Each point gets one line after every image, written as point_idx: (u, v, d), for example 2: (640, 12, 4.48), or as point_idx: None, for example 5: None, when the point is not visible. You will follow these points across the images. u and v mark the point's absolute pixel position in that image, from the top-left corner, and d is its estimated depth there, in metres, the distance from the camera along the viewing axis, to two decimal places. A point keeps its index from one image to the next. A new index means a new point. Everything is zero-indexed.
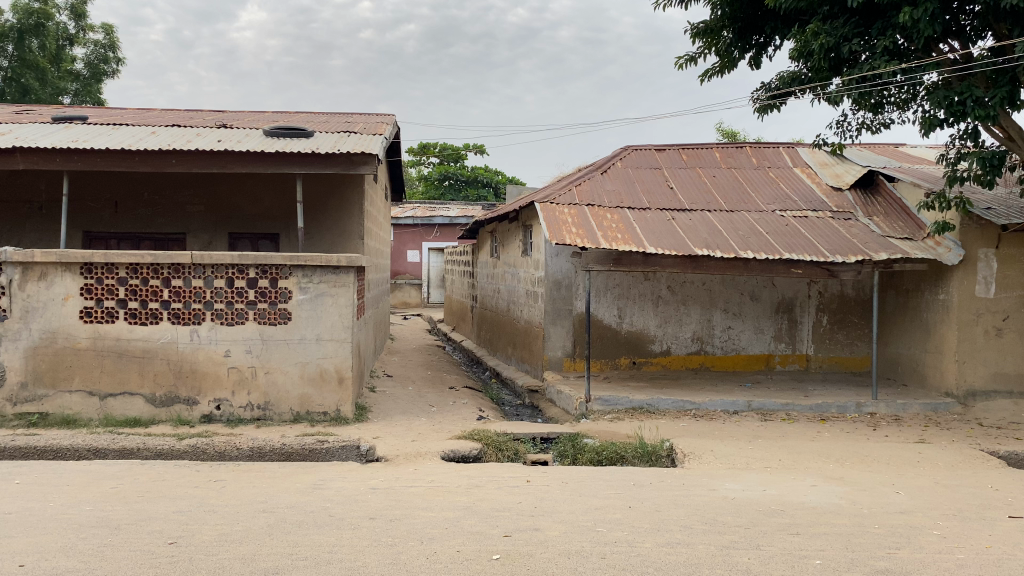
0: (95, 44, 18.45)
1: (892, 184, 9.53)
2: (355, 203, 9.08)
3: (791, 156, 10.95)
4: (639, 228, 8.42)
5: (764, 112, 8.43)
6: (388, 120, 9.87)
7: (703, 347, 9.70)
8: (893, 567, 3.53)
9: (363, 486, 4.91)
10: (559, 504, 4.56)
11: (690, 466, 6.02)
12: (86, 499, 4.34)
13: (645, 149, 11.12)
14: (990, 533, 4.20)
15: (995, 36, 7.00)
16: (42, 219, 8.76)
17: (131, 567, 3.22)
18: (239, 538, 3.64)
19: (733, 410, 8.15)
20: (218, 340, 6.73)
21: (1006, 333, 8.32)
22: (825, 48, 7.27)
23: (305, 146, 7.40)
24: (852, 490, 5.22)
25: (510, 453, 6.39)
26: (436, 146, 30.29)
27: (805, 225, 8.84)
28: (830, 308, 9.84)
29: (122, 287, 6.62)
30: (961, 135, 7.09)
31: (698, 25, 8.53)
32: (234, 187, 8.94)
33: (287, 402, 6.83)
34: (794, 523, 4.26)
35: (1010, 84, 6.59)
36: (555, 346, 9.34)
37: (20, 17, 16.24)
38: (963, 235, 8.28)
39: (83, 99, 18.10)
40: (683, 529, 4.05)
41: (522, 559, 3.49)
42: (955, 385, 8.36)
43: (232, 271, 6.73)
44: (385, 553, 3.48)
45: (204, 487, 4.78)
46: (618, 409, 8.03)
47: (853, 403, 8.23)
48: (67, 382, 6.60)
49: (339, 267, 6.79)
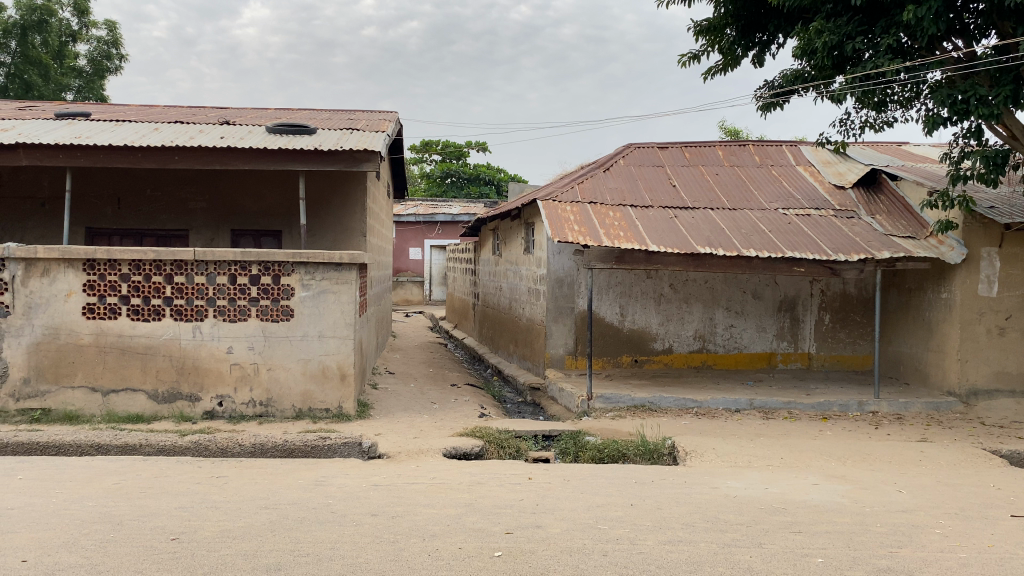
0: (98, 41, 18.47)
1: (896, 183, 9.52)
2: (358, 200, 9.09)
3: (794, 154, 10.92)
4: (642, 226, 8.41)
5: (767, 110, 8.42)
6: (391, 117, 9.88)
7: (705, 345, 9.70)
8: (895, 566, 3.53)
9: (365, 483, 4.92)
10: (561, 501, 4.56)
11: (691, 464, 6.02)
12: (88, 494, 4.36)
13: (648, 147, 11.09)
14: (993, 532, 4.19)
15: (999, 35, 6.99)
16: (45, 215, 8.77)
17: (134, 563, 3.23)
18: (241, 535, 3.65)
19: (735, 408, 8.15)
20: (220, 337, 6.74)
21: (1009, 332, 8.31)
22: (829, 46, 7.24)
23: (308, 143, 7.41)
24: (854, 488, 5.22)
25: (512, 450, 6.40)
26: (438, 144, 30.28)
27: (808, 223, 8.82)
28: (832, 307, 9.84)
29: (124, 284, 6.64)
30: (964, 134, 7.06)
31: (701, 22, 8.51)
32: (237, 184, 8.95)
33: (290, 398, 6.85)
34: (796, 521, 4.26)
35: (1013, 82, 6.58)
36: (557, 344, 9.34)
37: (24, 13, 16.27)
38: (966, 233, 8.26)
39: (87, 96, 18.13)
40: (684, 526, 4.06)
41: (524, 556, 3.50)
42: (957, 383, 8.35)
43: (235, 268, 6.74)
44: (387, 550, 3.49)
45: (206, 483, 4.79)
46: (619, 406, 8.04)
47: (855, 402, 8.21)
48: (70, 378, 6.62)
49: (341, 264, 6.80)
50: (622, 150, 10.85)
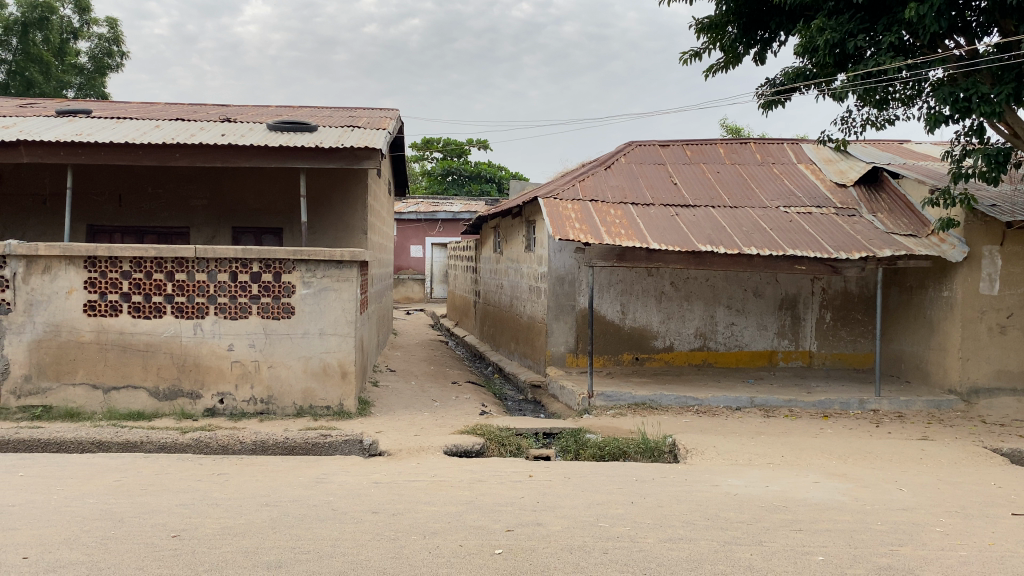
0: (99, 38, 18.48)
1: (897, 181, 9.50)
2: (358, 197, 9.08)
3: (795, 152, 10.90)
4: (643, 224, 8.41)
5: (768, 108, 8.40)
6: (392, 114, 9.87)
7: (706, 343, 9.70)
8: (896, 564, 3.52)
9: (366, 480, 4.93)
10: (561, 499, 4.57)
11: (692, 462, 6.03)
12: (89, 492, 4.37)
13: (649, 144, 11.08)
14: (994, 531, 4.18)
15: (1001, 32, 6.98)
16: (46, 212, 8.78)
17: (134, 560, 3.23)
18: (242, 531, 3.65)
19: (736, 406, 8.16)
20: (221, 334, 6.74)
21: (1010, 330, 8.30)
22: (830, 44, 7.23)
23: (310, 140, 7.41)
24: (855, 486, 5.22)
25: (513, 447, 6.41)
26: (439, 142, 30.28)
27: (808, 221, 8.81)
28: (833, 305, 9.83)
29: (125, 281, 6.64)
30: (967, 131, 7.04)
31: (703, 20, 8.49)
32: (237, 181, 8.95)
33: (291, 396, 6.85)
34: (796, 519, 4.26)
35: (1016, 80, 6.56)
36: (558, 342, 9.34)
37: (25, 10, 16.25)
38: (967, 231, 8.25)
39: (88, 93, 18.11)
40: (685, 524, 4.06)
41: (525, 554, 3.50)
42: (958, 382, 8.35)
43: (236, 265, 6.74)
44: (387, 547, 3.50)
45: (207, 480, 4.80)
46: (620, 404, 8.04)
47: (856, 399, 8.22)
48: (71, 375, 6.63)
49: (342, 261, 6.80)
50: (623, 147, 10.84)
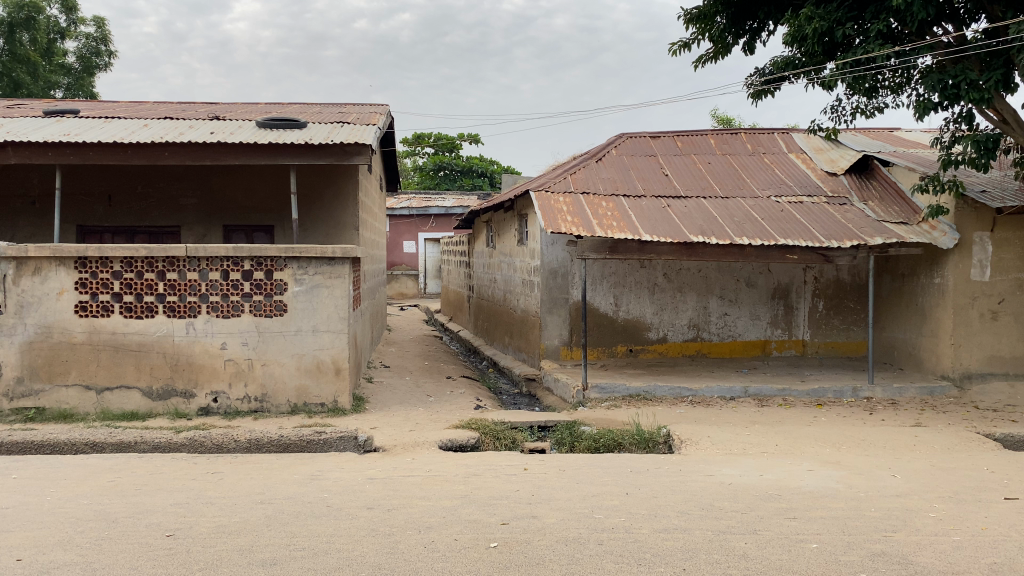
0: (86, 38, 18.33)
1: (888, 170, 9.56)
2: (349, 194, 9.02)
3: (785, 142, 10.89)
4: (635, 216, 8.40)
5: (758, 98, 8.39)
6: (380, 113, 9.41)
7: (699, 334, 9.72)
8: (890, 550, 3.54)
9: (361, 477, 4.92)
10: (556, 491, 4.57)
11: (686, 452, 6.06)
12: (81, 493, 4.33)
13: (640, 136, 11.08)
14: (986, 515, 4.22)
15: (989, 18, 7.02)
16: (35, 214, 8.72)
17: (128, 560, 3.22)
18: (236, 530, 3.64)
19: (730, 396, 8.17)
20: (214, 333, 6.72)
21: (1001, 316, 8.34)
22: (819, 32, 7.23)
23: (298, 137, 7.33)
24: (849, 474, 5.24)
25: (508, 441, 6.43)
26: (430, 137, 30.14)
27: (800, 211, 8.81)
28: (825, 294, 9.88)
29: (116, 281, 6.61)
30: (955, 118, 7.06)
31: (691, 11, 8.45)
32: (227, 179, 8.90)
33: (285, 394, 6.84)
34: (790, 507, 4.28)
35: (1004, 67, 6.59)
36: (552, 335, 9.36)
37: (11, 11, 16.03)
38: (958, 218, 8.31)
39: (76, 94, 17.98)
40: (680, 514, 4.07)
41: (520, 546, 3.51)
42: (951, 367, 8.40)
43: (227, 264, 6.71)
44: (382, 543, 3.49)
45: (201, 479, 4.78)
46: (615, 396, 8.05)
47: (850, 387, 8.23)
48: (63, 376, 6.60)
49: (333, 258, 6.77)
50: (614, 139, 10.85)
